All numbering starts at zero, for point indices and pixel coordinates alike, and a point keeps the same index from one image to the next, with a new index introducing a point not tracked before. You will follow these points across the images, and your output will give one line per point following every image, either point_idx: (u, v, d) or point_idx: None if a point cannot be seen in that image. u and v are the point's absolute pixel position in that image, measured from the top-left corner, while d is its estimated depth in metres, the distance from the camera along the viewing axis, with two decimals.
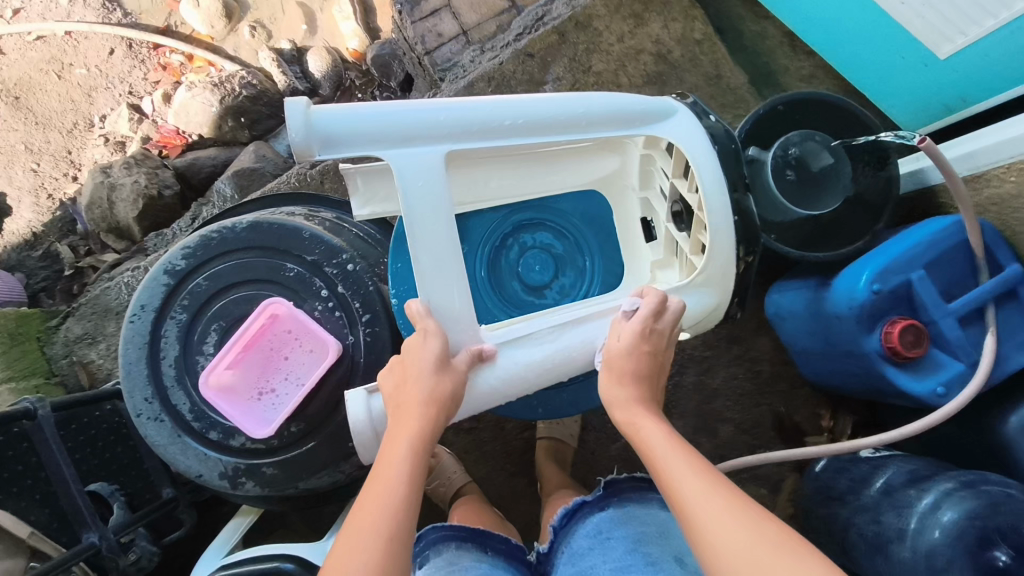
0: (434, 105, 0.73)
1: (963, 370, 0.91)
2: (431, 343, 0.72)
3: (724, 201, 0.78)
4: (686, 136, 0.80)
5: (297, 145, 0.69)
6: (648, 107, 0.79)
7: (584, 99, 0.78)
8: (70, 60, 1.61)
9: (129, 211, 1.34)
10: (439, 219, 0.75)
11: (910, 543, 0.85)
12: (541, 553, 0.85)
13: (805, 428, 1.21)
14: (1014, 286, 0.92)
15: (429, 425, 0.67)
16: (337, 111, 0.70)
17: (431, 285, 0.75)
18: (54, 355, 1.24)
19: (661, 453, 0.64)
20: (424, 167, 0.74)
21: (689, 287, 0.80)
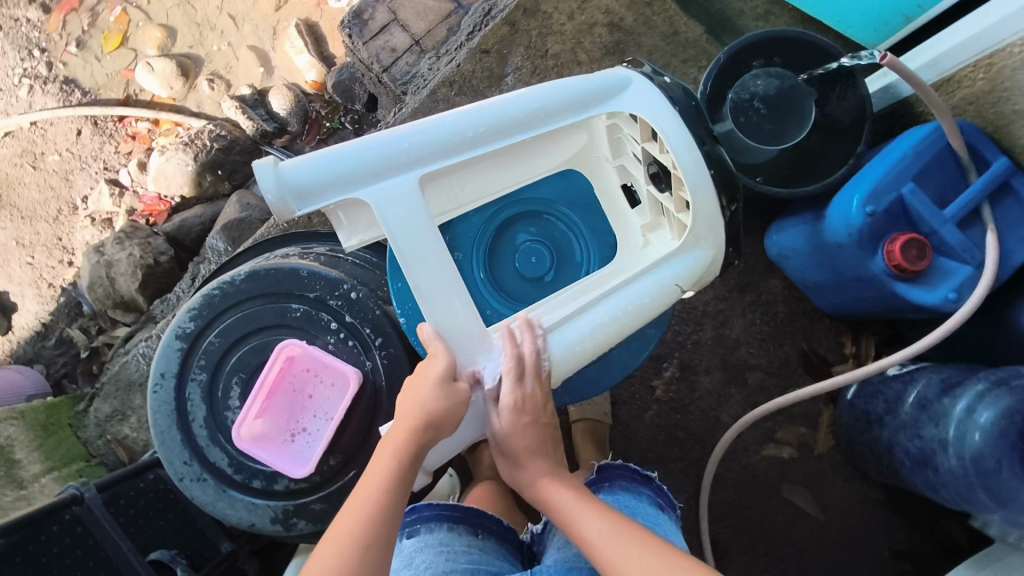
0: (396, 134, 0.74)
1: (972, 272, 0.90)
2: (440, 361, 0.74)
3: (696, 159, 0.78)
4: (647, 102, 0.80)
5: (276, 206, 0.70)
6: (603, 85, 0.80)
7: (540, 92, 0.78)
8: (41, 149, 1.63)
9: (131, 284, 1.37)
10: (428, 237, 0.76)
11: (954, 452, 0.86)
12: (535, 532, 0.93)
13: (830, 359, 1.21)
14: (1005, 180, 0.92)
15: (415, 444, 0.72)
16: (303, 164, 0.71)
17: (431, 304, 0.76)
18: (89, 437, 1.27)
19: (572, 509, 0.74)
20: (402, 193, 0.75)
21: (683, 250, 0.81)
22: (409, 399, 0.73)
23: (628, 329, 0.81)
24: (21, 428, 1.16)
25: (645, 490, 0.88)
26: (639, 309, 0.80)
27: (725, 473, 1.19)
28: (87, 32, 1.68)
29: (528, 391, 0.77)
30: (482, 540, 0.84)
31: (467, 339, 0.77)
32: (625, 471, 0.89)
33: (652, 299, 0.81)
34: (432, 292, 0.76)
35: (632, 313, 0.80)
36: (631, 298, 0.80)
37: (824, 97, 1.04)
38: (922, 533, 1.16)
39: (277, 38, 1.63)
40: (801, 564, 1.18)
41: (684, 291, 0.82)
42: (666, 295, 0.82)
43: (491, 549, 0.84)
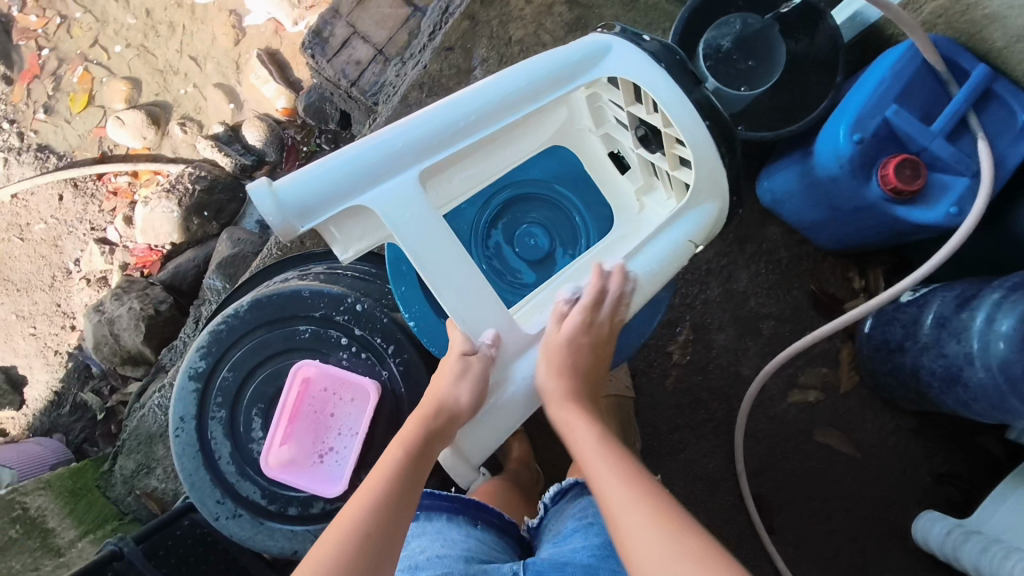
0: (386, 136, 0.74)
1: (969, 182, 0.89)
2: (456, 359, 0.77)
3: (688, 113, 0.78)
4: (630, 63, 0.79)
5: (278, 226, 0.70)
6: (581, 53, 0.79)
7: (520, 71, 0.77)
8: (27, 219, 1.62)
9: (136, 337, 1.36)
10: (436, 233, 0.76)
11: (981, 363, 0.86)
12: (531, 527, 0.87)
13: (841, 296, 1.20)
14: (987, 87, 0.92)
15: (428, 433, 0.75)
16: (300, 181, 0.71)
17: (451, 299, 0.76)
18: (118, 496, 1.26)
19: (590, 452, 0.72)
20: (401, 193, 0.75)
21: (688, 208, 0.81)
22: (432, 397, 0.77)
23: (643, 297, 0.82)
24: (49, 497, 1.15)
25: None
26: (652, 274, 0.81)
27: (756, 427, 1.18)
28: (53, 97, 1.69)
29: (602, 319, 0.80)
30: (482, 531, 0.82)
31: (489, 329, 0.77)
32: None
33: (662, 263, 0.81)
34: (450, 285, 0.76)
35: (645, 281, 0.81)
36: (650, 256, 0.81)
37: (792, 36, 1.03)
38: (961, 454, 1.15)
39: (241, 72, 1.63)
40: (846, 504, 1.17)
41: (698, 246, 0.82)
42: (679, 253, 0.82)
43: (491, 542, 0.81)
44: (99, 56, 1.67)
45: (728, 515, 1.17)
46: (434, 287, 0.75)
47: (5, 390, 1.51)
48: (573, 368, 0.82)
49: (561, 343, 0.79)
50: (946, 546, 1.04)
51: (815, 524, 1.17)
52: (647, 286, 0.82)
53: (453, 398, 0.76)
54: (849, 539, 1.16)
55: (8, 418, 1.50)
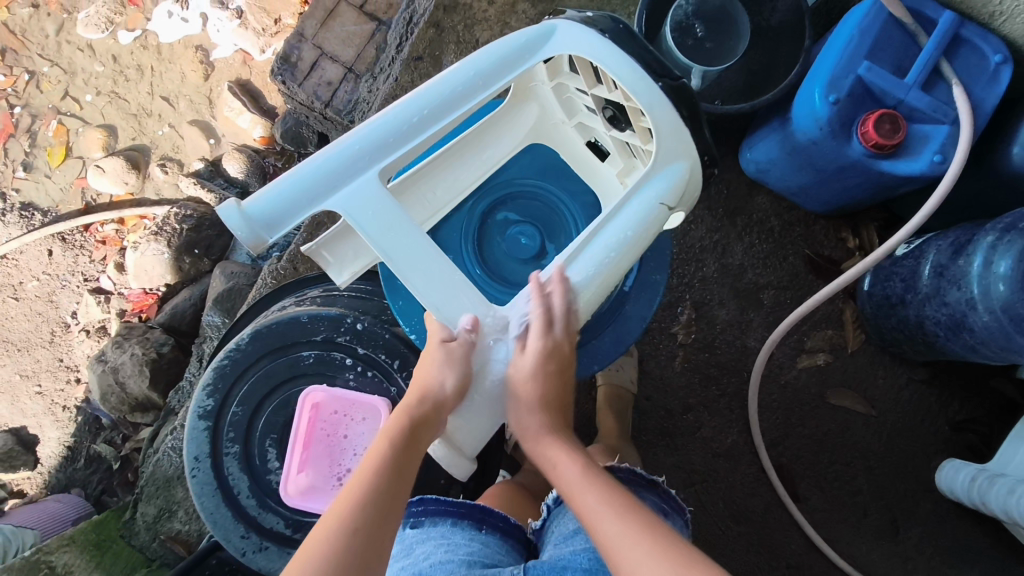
0: (344, 144, 0.74)
1: (949, 130, 0.90)
2: (439, 346, 0.75)
3: (645, 82, 0.78)
4: (579, 41, 0.78)
5: (248, 241, 0.71)
6: (530, 37, 0.79)
7: (470, 61, 0.77)
8: (19, 278, 1.62)
9: (141, 382, 1.36)
10: (404, 229, 0.75)
11: (984, 307, 0.87)
12: (535, 529, 0.88)
13: (837, 258, 1.20)
14: (955, 32, 0.92)
15: (414, 419, 0.74)
16: (264, 197, 0.72)
17: (426, 290, 0.75)
18: (143, 543, 1.25)
19: (575, 484, 0.72)
20: (369, 195, 0.74)
21: (657, 169, 0.79)
22: (420, 381, 0.77)
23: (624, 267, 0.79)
24: (75, 553, 1.14)
25: (649, 496, 0.84)
26: (613, 254, 0.77)
27: (768, 397, 1.18)
28: (30, 153, 1.68)
29: (559, 338, 0.76)
30: (487, 535, 0.82)
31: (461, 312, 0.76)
32: (633, 476, 0.86)
33: (638, 228, 0.78)
34: (423, 278, 0.75)
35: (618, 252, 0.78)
36: (626, 219, 0.78)
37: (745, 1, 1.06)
38: (975, 399, 1.16)
39: (214, 106, 1.63)
40: (867, 463, 1.17)
41: (671, 208, 0.79)
42: (654, 218, 0.79)
43: (496, 545, 0.81)
44: (71, 107, 1.67)
45: (752, 489, 1.16)
46: (406, 280, 0.74)
47: (17, 452, 1.50)
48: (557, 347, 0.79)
49: (528, 374, 0.77)
50: (972, 492, 1.04)
51: (838, 487, 1.17)
52: (626, 253, 0.78)
53: (439, 383, 0.75)
54: (876, 497, 1.16)
55: (24, 478, 1.49)
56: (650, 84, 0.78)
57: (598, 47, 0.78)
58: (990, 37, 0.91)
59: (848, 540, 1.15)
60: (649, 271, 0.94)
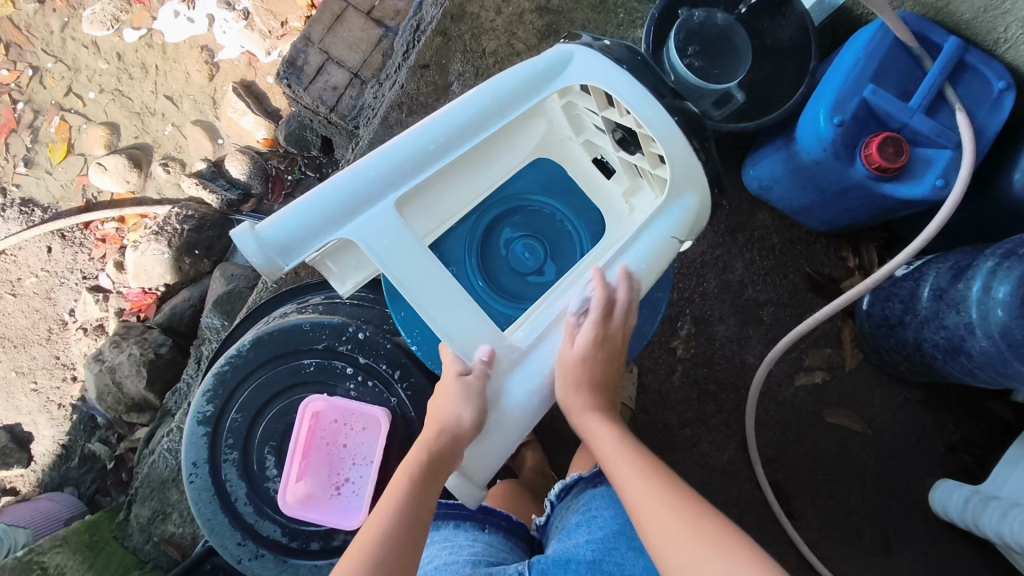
0: (359, 168, 0.74)
1: (952, 154, 0.91)
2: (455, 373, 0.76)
3: (660, 113, 0.79)
4: (596, 70, 0.79)
5: (263, 268, 0.71)
6: (546, 63, 0.79)
7: (489, 88, 0.77)
8: (17, 275, 1.60)
9: (138, 383, 1.36)
10: (419, 257, 0.76)
11: (982, 332, 0.87)
12: (539, 525, 0.87)
13: (836, 276, 1.21)
14: (960, 58, 0.93)
15: (432, 455, 0.74)
16: (278, 221, 0.71)
17: (442, 320, 0.77)
18: (137, 545, 1.25)
19: (615, 456, 0.75)
20: (383, 223, 0.75)
21: (669, 203, 0.81)
22: (436, 414, 0.77)
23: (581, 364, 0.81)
24: (68, 554, 1.13)
25: None
26: (655, 257, 0.81)
27: (765, 413, 1.19)
28: (32, 149, 1.67)
29: (612, 327, 0.80)
30: (491, 535, 0.82)
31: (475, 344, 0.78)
32: None
33: (649, 262, 0.81)
34: (436, 307, 0.77)
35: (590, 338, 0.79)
36: (615, 279, 0.80)
37: (737, 10, 1.07)
38: (971, 421, 1.16)
39: (218, 106, 1.63)
40: (862, 482, 1.17)
41: (681, 242, 0.82)
42: (664, 251, 0.82)
43: (499, 544, 0.82)
44: (74, 104, 1.67)
45: (747, 505, 1.17)
46: (422, 311, 0.76)
47: (11, 449, 1.49)
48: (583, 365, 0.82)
49: (575, 360, 0.78)
50: (965, 513, 1.05)
51: (833, 504, 1.17)
52: (650, 275, 0.82)
53: (456, 417, 0.75)
54: (870, 516, 1.17)
55: (17, 476, 1.48)
56: (668, 118, 0.79)
57: (615, 77, 0.79)
58: (993, 63, 0.92)
59: (841, 558, 1.16)
60: (651, 288, 0.94)
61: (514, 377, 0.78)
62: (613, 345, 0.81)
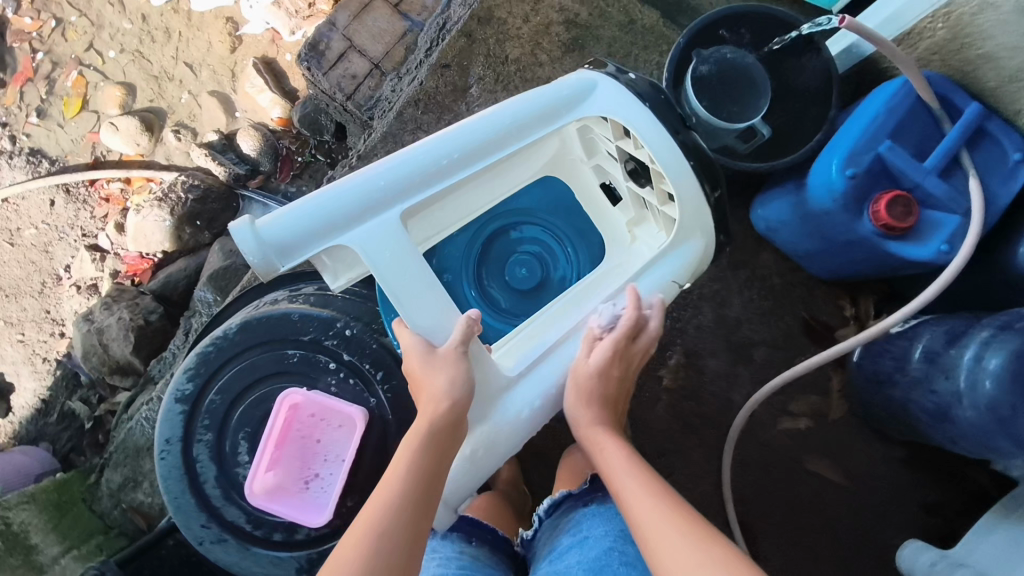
0: (368, 175, 0.74)
1: (961, 221, 0.91)
2: (428, 352, 0.74)
3: (677, 157, 0.80)
4: (617, 104, 0.80)
5: (258, 265, 0.71)
6: (570, 92, 0.80)
7: (508, 109, 0.77)
8: (17, 224, 1.60)
9: (125, 347, 1.36)
10: (408, 262, 0.75)
11: (969, 402, 0.87)
12: (525, 539, 0.89)
13: (832, 324, 1.21)
14: (980, 125, 0.92)
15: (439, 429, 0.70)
16: (279, 221, 0.71)
17: (409, 303, 0.76)
18: (104, 509, 1.25)
19: (619, 472, 0.72)
20: (385, 233, 0.74)
21: (675, 245, 0.82)
22: (425, 394, 0.73)
23: (557, 404, 0.81)
24: (34, 511, 1.13)
25: None
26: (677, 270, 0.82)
27: (744, 453, 1.19)
28: (46, 101, 1.66)
29: (633, 348, 0.80)
30: (477, 548, 0.83)
31: (445, 330, 0.76)
32: None
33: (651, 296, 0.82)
34: (422, 308, 0.76)
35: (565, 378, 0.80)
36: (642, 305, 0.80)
37: (766, 48, 1.05)
38: (948, 485, 1.16)
39: (236, 80, 1.63)
40: (833, 533, 1.17)
41: (682, 286, 0.83)
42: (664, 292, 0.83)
43: (485, 558, 0.83)
44: (93, 60, 1.66)
45: None
46: (395, 299, 0.75)
47: None
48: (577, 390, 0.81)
49: (591, 372, 0.78)
50: None
51: (801, 551, 1.17)
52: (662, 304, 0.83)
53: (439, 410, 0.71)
54: (837, 567, 1.17)
55: None
56: (685, 164, 0.80)
57: (635, 111, 0.80)
58: (1013, 135, 0.92)
59: None
60: None
61: (506, 403, 0.77)
62: (630, 362, 0.81)
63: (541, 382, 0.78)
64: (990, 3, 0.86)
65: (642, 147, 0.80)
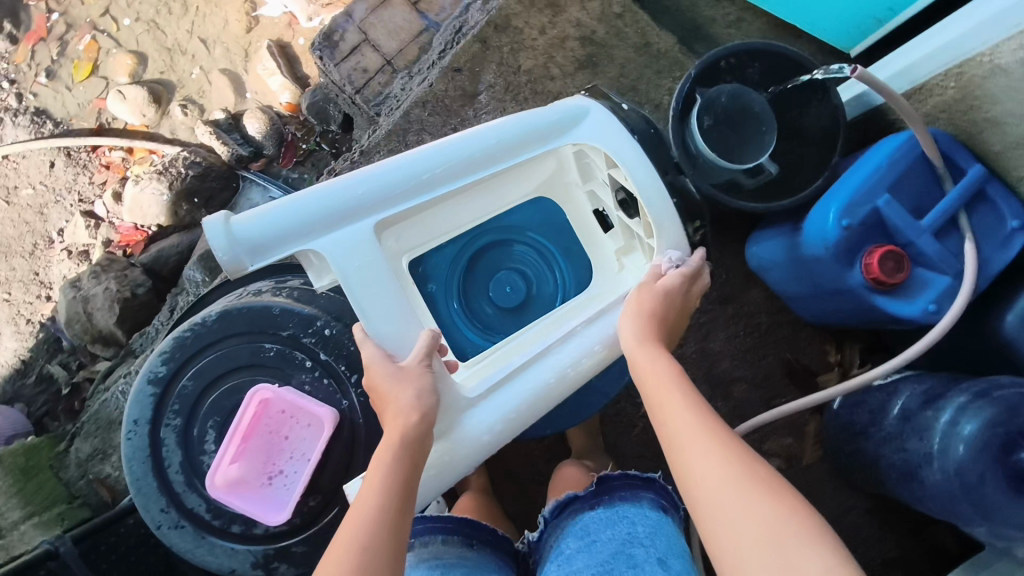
0: (348, 182, 0.74)
1: (950, 283, 0.90)
2: (389, 364, 0.74)
3: (661, 196, 0.83)
4: (607, 137, 0.82)
5: (226, 261, 0.70)
6: (563, 118, 0.81)
7: (496, 130, 0.78)
8: (14, 183, 1.60)
9: (108, 318, 1.36)
10: (380, 272, 0.77)
11: (938, 465, 0.87)
12: (532, 541, 0.90)
13: (814, 368, 1.21)
14: (980, 189, 0.92)
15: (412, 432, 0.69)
16: (253, 220, 0.71)
17: (376, 320, 0.77)
18: (70, 478, 1.24)
19: (656, 389, 0.68)
20: (358, 242, 0.75)
21: None
22: (393, 407, 0.72)
23: (516, 429, 0.79)
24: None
25: (648, 494, 0.83)
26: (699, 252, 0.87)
27: None
28: (56, 62, 1.66)
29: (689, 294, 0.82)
30: (478, 552, 0.83)
31: (405, 343, 0.78)
32: (626, 480, 0.85)
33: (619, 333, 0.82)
34: (386, 322, 0.77)
35: (527, 403, 0.79)
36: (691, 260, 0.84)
37: (774, 87, 1.04)
38: (912, 539, 1.17)
39: (249, 60, 1.62)
40: None
41: None
42: None
43: (485, 560, 0.82)
44: (108, 26, 1.65)
45: None
46: (359, 308, 0.76)
47: None
48: (540, 413, 0.81)
49: (656, 291, 0.79)
50: None
51: None
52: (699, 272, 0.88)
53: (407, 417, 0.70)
54: None
55: None
56: (667, 203, 0.83)
57: (624, 146, 0.82)
58: (1012, 202, 0.92)
59: None
60: None
61: (465, 424, 0.76)
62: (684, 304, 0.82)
63: (502, 404, 0.78)
64: (1002, 68, 0.85)
65: (630, 184, 0.83)
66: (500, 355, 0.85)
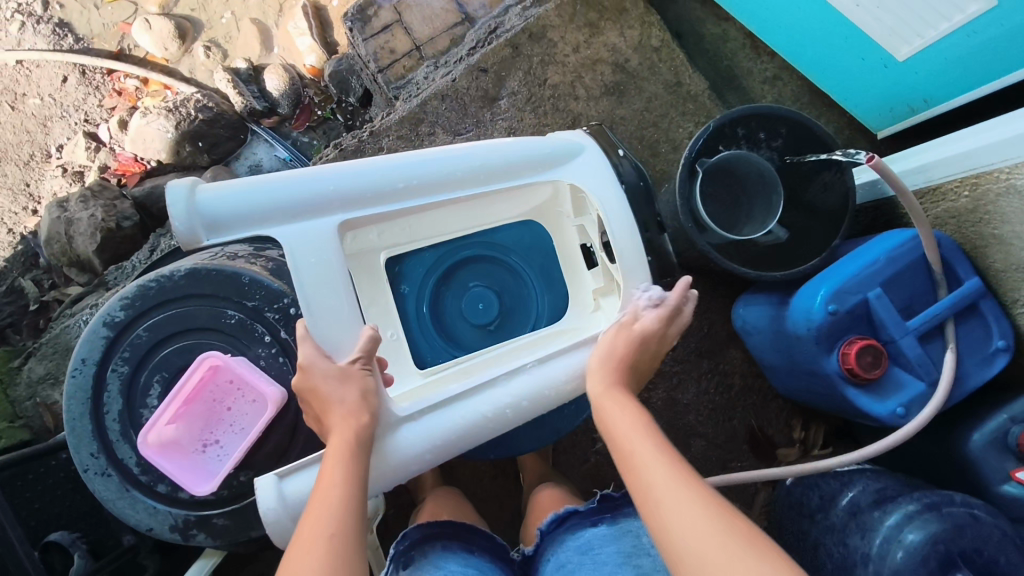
0: (321, 177, 0.75)
1: (923, 389, 0.89)
2: (331, 365, 0.74)
3: (636, 245, 0.84)
4: (597, 180, 0.85)
5: (180, 231, 0.71)
6: (557, 153, 0.84)
7: (480, 154, 0.81)
8: (23, 90, 1.57)
9: (88, 245, 1.34)
10: (333, 271, 0.76)
11: (874, 567, 0.85)
12: (525, 554, 0.86)
13: (776, 440, 1.20)
14: (974, 301, 0.90)
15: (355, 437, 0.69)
16: (217, 196, 0.72)
17: (318, 319, 0.75)
18: (17, 398, 1.22)
19: (627, 428, 0.66)
20: (319, 238, 0.76)
21: None
22: (334, 417, 0.71)
23: (445, 456, 0.78)
24: None
25: None
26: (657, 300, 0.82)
27: None
28: None
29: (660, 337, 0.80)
30: (477, 558, 0.82)
31: (346, 345, 0.76)
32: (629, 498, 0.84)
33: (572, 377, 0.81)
34: (329, 321, 0.76)
35: (460, 432, 0.78)
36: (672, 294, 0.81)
37: (789, 156, 1.02)
38: None
39: (281, 15, 1.60)
40: None
41: None
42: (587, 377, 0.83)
43: (485, 565, 0.81)
44: None
45: None
46: (305, 302, 0.75)
47: None
48: (473, 444, 0.79)
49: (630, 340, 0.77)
50: None
51: None
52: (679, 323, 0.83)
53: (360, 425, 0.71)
54: None
55: None
56: (641, 256, 0.84)
57: (611, 194, 0.85)
58: (1002, 321, 0.91)
59: None
60: None
61: (394, 443, 0.75)
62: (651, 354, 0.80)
63: (434, 426, 0.77)
64: (1016, 189, 0.84)
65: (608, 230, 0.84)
66: (449, 380, 0.84)
